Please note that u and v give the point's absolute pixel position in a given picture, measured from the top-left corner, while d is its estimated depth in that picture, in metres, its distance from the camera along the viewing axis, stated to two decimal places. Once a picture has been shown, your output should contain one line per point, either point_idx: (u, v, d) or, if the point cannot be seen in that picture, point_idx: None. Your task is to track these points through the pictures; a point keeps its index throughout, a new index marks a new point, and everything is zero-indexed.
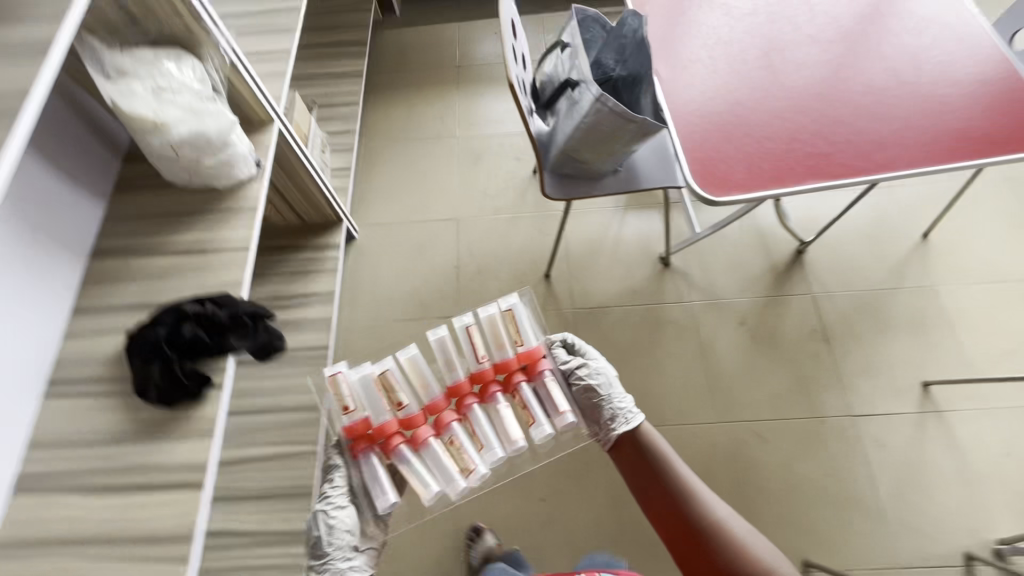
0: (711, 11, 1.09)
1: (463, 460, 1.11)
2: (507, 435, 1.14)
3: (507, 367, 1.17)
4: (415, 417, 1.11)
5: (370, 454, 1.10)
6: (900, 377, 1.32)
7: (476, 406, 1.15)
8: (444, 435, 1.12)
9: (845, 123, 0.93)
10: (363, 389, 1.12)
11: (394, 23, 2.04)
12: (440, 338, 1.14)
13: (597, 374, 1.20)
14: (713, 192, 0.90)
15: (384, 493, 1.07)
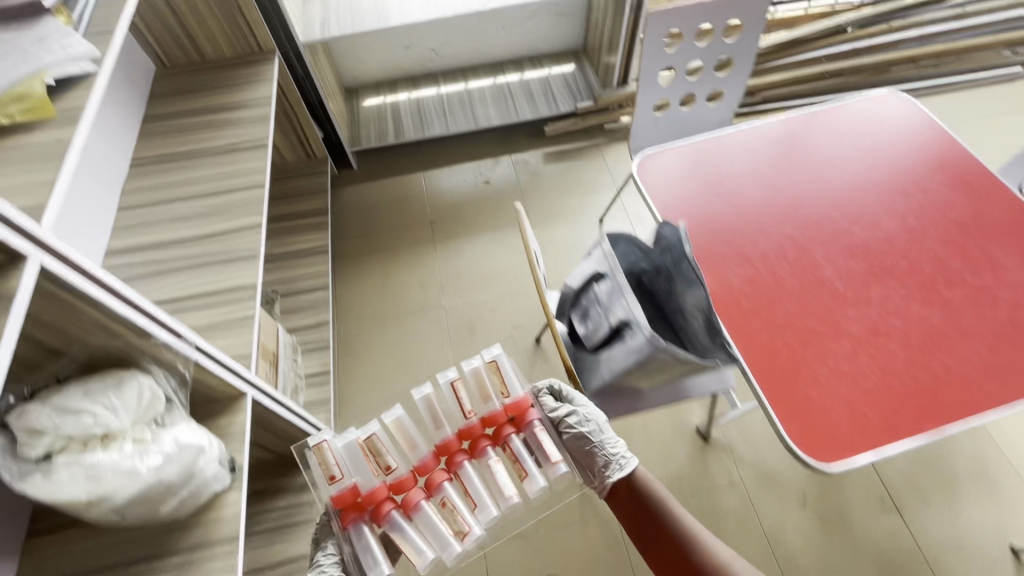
0: (746, 205, 0.99)
1: (457, 522, 0.90)
2: (500, 491, 0.92)
3: (497, 420, 0.96)
4: (400, 484, 0.91)
5: (360, 524, 0.90)
6: (988, 546, 1.19)
7: (468, 461, 0.94)
8: (434, 496, 0.91)
9: (935, 337, 0.82)
10: (345, 457, 0.94)
11: (353, 179, 1.88)
12: (426, 395, 0.99)
13: (586, 421, 0.96)
14: (820, 456, 0.75)
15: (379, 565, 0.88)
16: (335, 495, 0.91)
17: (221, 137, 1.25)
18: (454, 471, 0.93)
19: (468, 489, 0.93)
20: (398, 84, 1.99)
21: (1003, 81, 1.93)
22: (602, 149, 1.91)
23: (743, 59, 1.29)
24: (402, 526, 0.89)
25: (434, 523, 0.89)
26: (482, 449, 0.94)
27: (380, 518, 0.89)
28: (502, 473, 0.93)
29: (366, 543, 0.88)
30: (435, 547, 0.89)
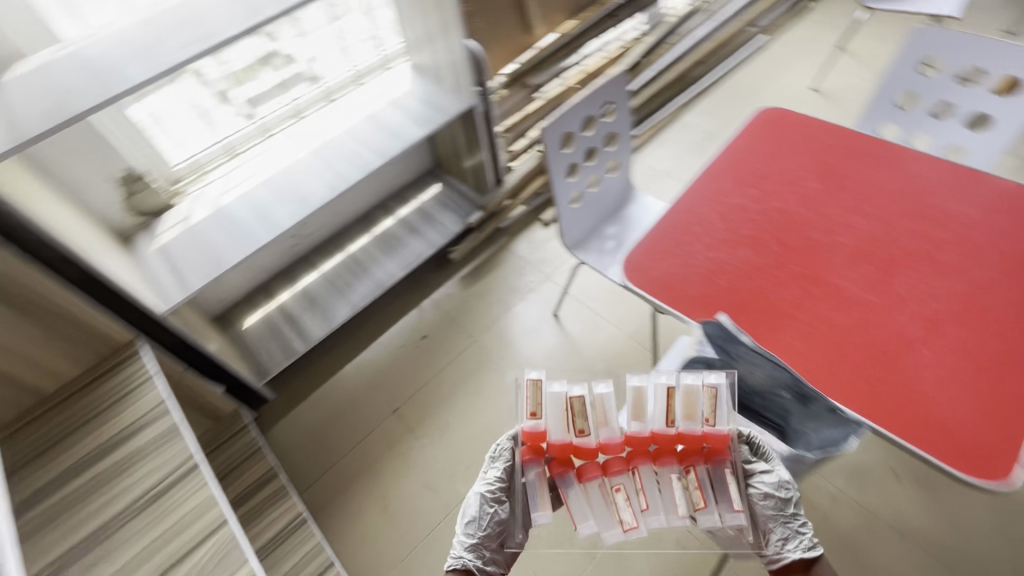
0: (745, 262, 0.98)
1: (623, 511, 0.86)
2: (681, 509, 0.85)
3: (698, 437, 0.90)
4: (581, 446, 0.90)
5: (537, 468, 0.92)
6: None
7: (656, 465, 0.90)
8: (607, 476, 0.90)
9: (972, 308, 0.88)
10: (550, 403, 0.93)
11: (279, 412, 1.58)
12: (554, 391, 0.94)
13: (781, 489, 0.86)
14: (998, 477, 0.73)
15: (538, 505, 0.88)
16: (528, 428, 0.91)
17: (128, 488, 0.91)
18: (635, 466, 0.90)
19: (647, 496, 0.87)
20: (270, 287, 1.72)
21: (759, 52, 2.34)
22: (511, 248, 1.87)
23: (623, 129, 1.33)
24: (568, 484, 0.90)
25: (597, 496, 0.89)
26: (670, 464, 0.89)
27: (557, 468, 0.91)
28: (677, 494, 0.87)
29: (535, 484, 0.90)
30: (601, 525, 0.86)
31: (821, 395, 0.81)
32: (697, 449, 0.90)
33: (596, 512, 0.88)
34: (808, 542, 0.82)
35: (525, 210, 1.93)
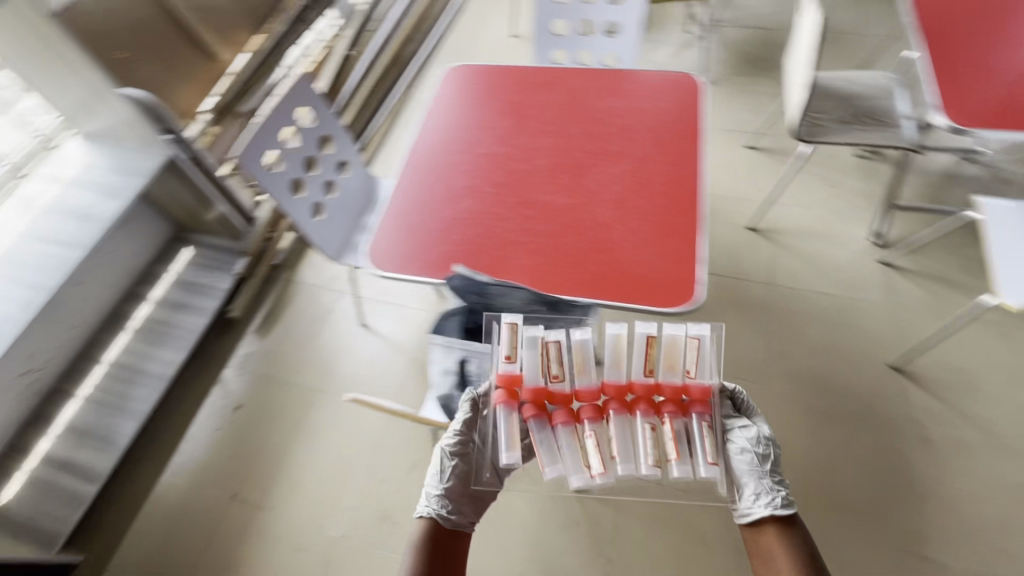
0: (468, 211, 1.06)
1: (594, 457, 0.93)
2: (655, 456, 0.93)
3: (682, 387, 0.99)
4: (554, 393, 0.96)
5: (514, 415, 0.97)
6: (742, 241, 1.69)
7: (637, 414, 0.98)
8: (583, 424, 0.96)
9: (641, 178, 1.07)
10: (527, 344, 1.01)
11: (98, 568, 1.34)
12: (531, 336, 1.02)
13: (758, 445, 1.00)
14: (689, 298, 0.92)
15: (506, 451, 0.95)
16: (506, 372, 0.99)
17: None
18: (614, 416, 0.97)
19: (626, 447, 0.94)
20: (13, 439, 1.39)
21: (457, 16, 2.50)
22: (297, 279, 1.78)
23: (334, 130, 1.34)
24: (537, 427, 0.96)
25: (569, 442, 0.95)
26: (651, 412, 0.97)
27: (530, 412, 0.95)
28: (647, 444, 0.94)
29: (507, 428, 0.95)
30: (571, 469, 0.92)
31: (559, 297, 0.93)
32: (678, 401, 0.99)
33: (567, 457, 0.94)
34: (779, 499, 0.95)
35: (296, 237, 1.85)
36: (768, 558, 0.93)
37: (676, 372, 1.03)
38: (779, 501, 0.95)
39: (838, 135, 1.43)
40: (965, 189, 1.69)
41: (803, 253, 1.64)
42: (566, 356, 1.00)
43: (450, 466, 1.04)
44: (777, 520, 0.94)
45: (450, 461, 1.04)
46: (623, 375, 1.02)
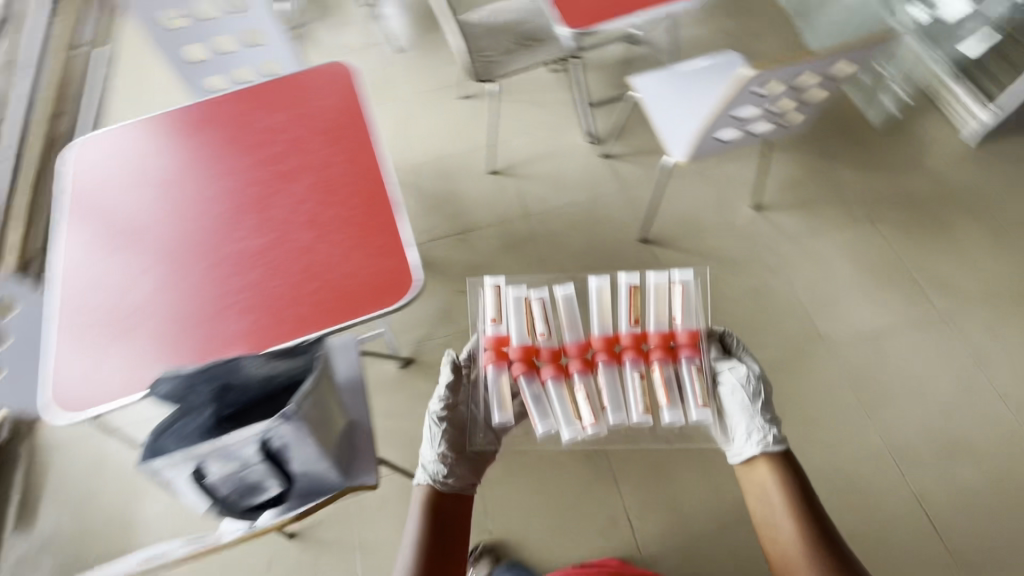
0: (161, 302, 0.94)
1: (581, 410, 1.10)
2: (645, 404, 1.11)
3: (668, 336, 1.16)
4: (541, 350, 1.15)
5: (504, 372, 1.14)
6: (492, 188, 1.78)
7: (626, 362, 1.15)
8: (570, 378, 1.14)
9: (326, 184, 1.02)
10: (512, 306, 1.17)
11: None
12: (516, 297, 1.19)
13: (747, 382, 1.11)
14: (411, 282, 0.92)
15: (500, 409, 1.11)
16: (493, 334, 1.16)
17: None
18: (601, 366, 1.15)
19: (613, 393, 1.12)
20: None
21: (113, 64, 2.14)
22: (45, 441, 1.45)
23: None
24: (524, 382, 1.13)
25: (558, 395, 1.12)
26: (639, 360, 1.14)
27: (519, 369, 1.14)
28: (634, 392, 1.12)
29: (495, 383, 1.12)
30: (562, 423, 1.10)
31: (276, 350, 0.86)
32: (667, 349, 1.15)
33: (555, 409, 1.11)
34: (770, 438, 1.04)
35: None
36: (762, 489, 1.03)
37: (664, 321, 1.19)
38: (770, 439, 1.04)
39: (507, 66, 1.51)
40: (641, 68, 1.93)
41: (545, 177, 1.78)
42: (544, 313, 1.17)
43: (441, 428, 1.12)
44: (767, 453, 1.03)
45: (441, 424, 1.13)
46: (608, 326, 1.18)
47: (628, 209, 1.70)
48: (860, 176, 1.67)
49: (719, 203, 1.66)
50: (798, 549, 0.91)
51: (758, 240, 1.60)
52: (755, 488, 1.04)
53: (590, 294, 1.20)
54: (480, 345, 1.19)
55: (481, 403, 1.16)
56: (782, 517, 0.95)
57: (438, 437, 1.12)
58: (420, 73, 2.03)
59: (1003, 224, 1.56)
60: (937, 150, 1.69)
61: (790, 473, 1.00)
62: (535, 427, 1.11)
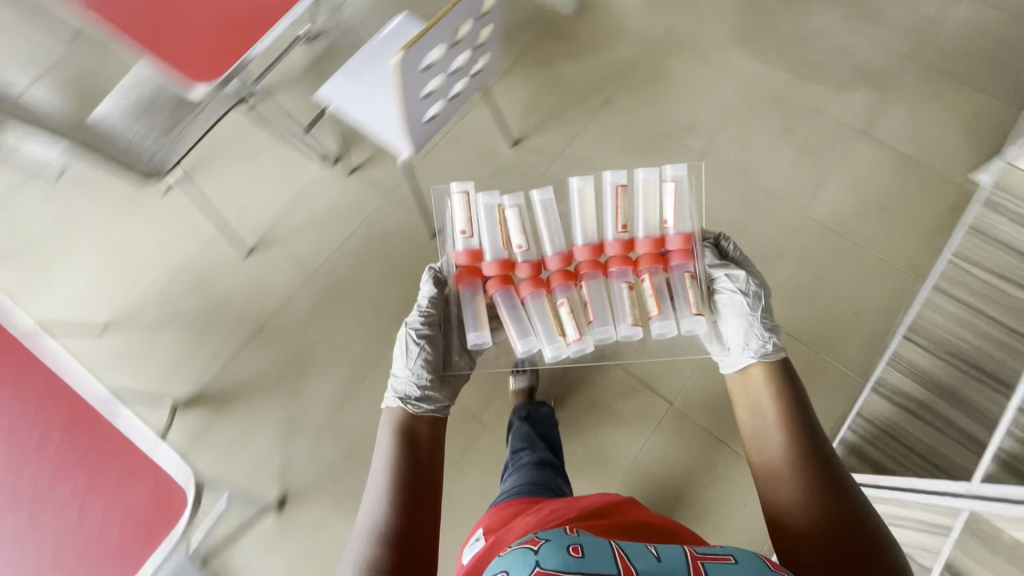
0: None
1: (564, 325, 1.16)
2: (633, 314, 1.16)
3: (659, 243, 1.17)
4: (518, 266, 1.17)
5: (479, 289, 1.17)
6: (257, 266, 1.54)
7: (614, 272, 1.17)
8: (552, 293, 1.17)
9: (18, 440, 0.86)
10: (485, 214, 1.18)
11: None
12: (488, 205, 1.19)
13: (743, 289, 1.12)
14: (179, 490, 0.85)
15: (477, 327, 1.16)
16: (462, 250, 1.17)
17: None
18: (586, 279, 1.17)
19: (596, 301, 1.16)
20: None
21: None
22: None
23: None
24: (504, 301, 1.17)
25: (542, 309, 1.18)
26: (626, 270, 1.17)
27: (496, 287, 1.16)
28: (619, 300, 1.16)
29: (471, 302, 1.16)
30: (546, 340, 1.17)
31: None
32: (657, 257, 1.16)
33: (536, 324, 1.17)
34: (769, 345, 1.02)
35: None
36: (755, 399, 0.96)
37: (654, 228, 1.20)
38: (768, 348, 1.02)
39: (180, 148, 1.26)
40: (332, 62, 1.75)
41: (303, 223, 1.58)
42: (515, 225, 1.17)
43: (426, 343, 1.14)
44: (764, 360, 0.99)
45: (424, 339, 1.15)
46: (589, 234, 1.19)
47: (402, 208, 1.58)
48: (576, 66, 1.70)
49: (479, 157, 1.61)
50: (786, 463, 0.83)
51: (531, 173, 1.59)
52: (750, 399, 0.96)
53: (575, 199, 1.20)
54: (451, 260, 1.20)
55: (455, 314, 1.19)
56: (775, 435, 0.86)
57: (411, 359, 1.14)
58: (96, 188, 1.65)
59: (700, 46, 1.70)
60: (621, 8, 1.76)
61: (789, 380, 0.95)
62: (518, 347, 1.17)
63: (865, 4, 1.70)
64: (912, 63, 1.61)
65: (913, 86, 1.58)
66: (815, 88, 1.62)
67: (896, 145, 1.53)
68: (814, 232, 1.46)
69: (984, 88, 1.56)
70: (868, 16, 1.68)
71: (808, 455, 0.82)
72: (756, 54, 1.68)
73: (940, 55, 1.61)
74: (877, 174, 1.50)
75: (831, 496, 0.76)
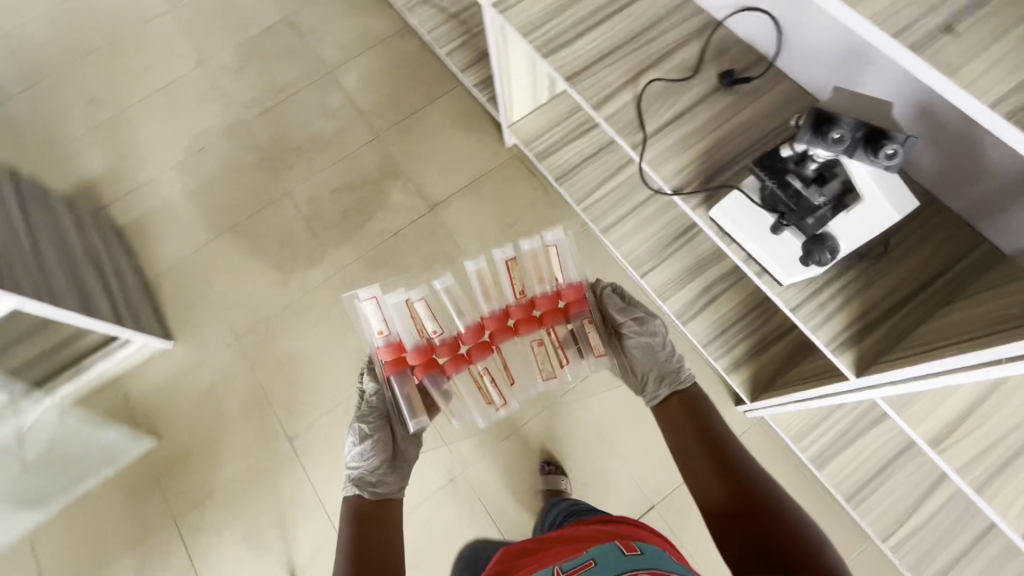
0: None
1: (489, 394, 1.22)
2: (546, 366, 1.23)
3: (556, 298, 1.20)
4: (437, 348, 1.17)
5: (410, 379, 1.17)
6: None
7: (522, 333, 1.20)
8: (472, 366, 1.20)
9: None
10: (394, 310, 1.17)
11: None
12: (396, 300, 1.17)
13: (649, 336, 1.14)
14: None
15: (414, 414, 1.13)
16: (385, 344, 1.15)
17: None
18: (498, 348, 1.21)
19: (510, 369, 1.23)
20: None
21: None
22: None
23: None
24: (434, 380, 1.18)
25: (465, 382, 1.22)
26: (533, 328, 1.18)
27: (421, 374, 1.17)
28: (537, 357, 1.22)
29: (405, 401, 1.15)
30: (478, 411, 1.24)
31: None
32: (560, 308, 1.20)
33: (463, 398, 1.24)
34: (674, 377, 1.10)
35: None
36: (671, 420, 1.04)
37: (545, 281, 1.23)
38: (680, 377, 1.10)
39: None
40: None
41: None
42: (425, 313, 1.16)
43: (377, 435, 1.10)
44: (678, 389, 1.08)
45: (374, 432, 1.10)
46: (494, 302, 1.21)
47: None
48: (232, 458, 1.37)
49: None
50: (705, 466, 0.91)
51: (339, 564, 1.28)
52: (672, 429, 1.03)
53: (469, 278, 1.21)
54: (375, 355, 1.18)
55: (391, 398, 1.16)
56: (693, 447, 0.95)
57: (362, 457, 1.08)
58: None
59: (273, 311, 1.51)
60: (181, 372, 1.46)
61: (693, 406, 1.04)
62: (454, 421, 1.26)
63: (303, 145, 1.70)
64: (382, 137, 1.68)
65: (406, 147, 1.66)
66: (370, 225, 1.58)
67: (456, 186, 1.60)
68: None
69: (430, 98, 1.72)
70: (317, 149, 1.69)
71: (723, 458, 0.91)
72: (308, 257, 1.56)
73: (384, 114, 1.71)
74: (479, 213, 1.57)
75: (733, 479, 0.87)
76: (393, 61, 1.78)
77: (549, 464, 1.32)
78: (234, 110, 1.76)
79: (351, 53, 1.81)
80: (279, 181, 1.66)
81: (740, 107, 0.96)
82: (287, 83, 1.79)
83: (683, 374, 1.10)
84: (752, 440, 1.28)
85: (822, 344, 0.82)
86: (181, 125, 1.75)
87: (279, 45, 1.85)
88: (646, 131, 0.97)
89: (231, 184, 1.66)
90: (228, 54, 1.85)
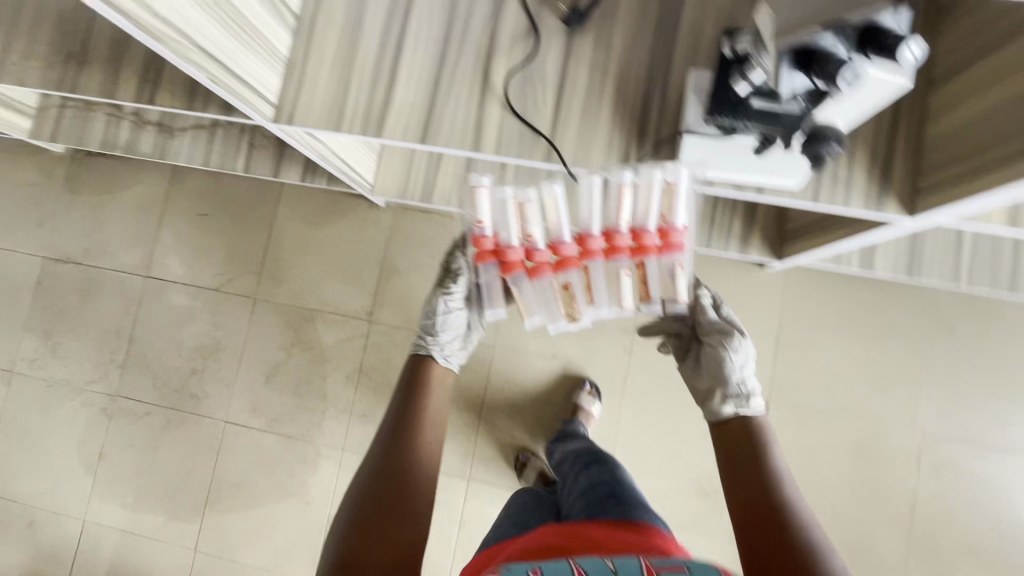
0: None
1: (570, 303, 1.14)
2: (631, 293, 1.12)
3: (659, 231, 1.03)
4: (530, 249, 1.08)
5: (492, 272, 1.11)
6: None
7: (611, 260, 1.08)
8: (554, 276, 1.10)
9: None
10: (497, 204, 1.06)
11: None
12: (501, 195, 1.06)
13: (731, 344, 0.98)
14: None
15: (492, 303, 1.15)
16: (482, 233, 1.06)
17: None
18: (585, 265, 1.09)
19: (592, 284, 1.12)
20: None
21: None
22: None
23: None
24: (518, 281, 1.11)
25: (544, 292, 1.14)
26: (621, 257, 1.07)
27: (505, 271, 1.09)
28: (623, 281, 1.10)
29: (488, 284, 1.12)
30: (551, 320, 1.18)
31: None
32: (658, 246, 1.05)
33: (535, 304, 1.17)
34: (744, 399, 0.93)
35: None
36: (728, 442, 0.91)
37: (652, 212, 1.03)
38: (750, 400, 0.93)
39: None
40: None
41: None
42: (529, 217, 1.05)
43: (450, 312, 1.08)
44: (747, 415, 0.92)
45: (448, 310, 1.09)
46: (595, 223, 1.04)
47: None
48: None
49: None
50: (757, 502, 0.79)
51: None
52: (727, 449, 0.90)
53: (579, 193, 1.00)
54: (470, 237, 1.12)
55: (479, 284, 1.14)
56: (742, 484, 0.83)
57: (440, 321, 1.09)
58: None
59: (320, 534, 1.32)
60: None
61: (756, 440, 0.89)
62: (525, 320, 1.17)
63: (195, 367, 1.42)
64: (261, 296, 1.42)
65: (291, 286, 1.42)
66: (326, 384, 1.37)
67: (370, 283, 1.39)
68: (502, 327, 1.34)
69: (267, 220, 1.43)
70: (211, 358, 1.42)
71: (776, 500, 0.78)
72: (297, 462, 1.35)
73: (241, 272, 1.43)
74: (413, 290, 1.38)
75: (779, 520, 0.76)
76: (197, 215, 1.46)
77: (591, 385, 1.28)
78: (91, 391, 1.43)
79: (149, 240, 1.47)
80: (206, 418, 1.39)
81: (607, 37, 0.80)
82: (116, 322, 1.46)
83: (753, 399, 0.94)
84: (797, 286, 1.25)
85: (865, 212, 0.73)
86: (58, 449, 1.43)
87: (69, 292, 1.48)
88: (546, 134, 0.80)
89: (164, 460, 1.39)
90: (28, 344, 1.48)
